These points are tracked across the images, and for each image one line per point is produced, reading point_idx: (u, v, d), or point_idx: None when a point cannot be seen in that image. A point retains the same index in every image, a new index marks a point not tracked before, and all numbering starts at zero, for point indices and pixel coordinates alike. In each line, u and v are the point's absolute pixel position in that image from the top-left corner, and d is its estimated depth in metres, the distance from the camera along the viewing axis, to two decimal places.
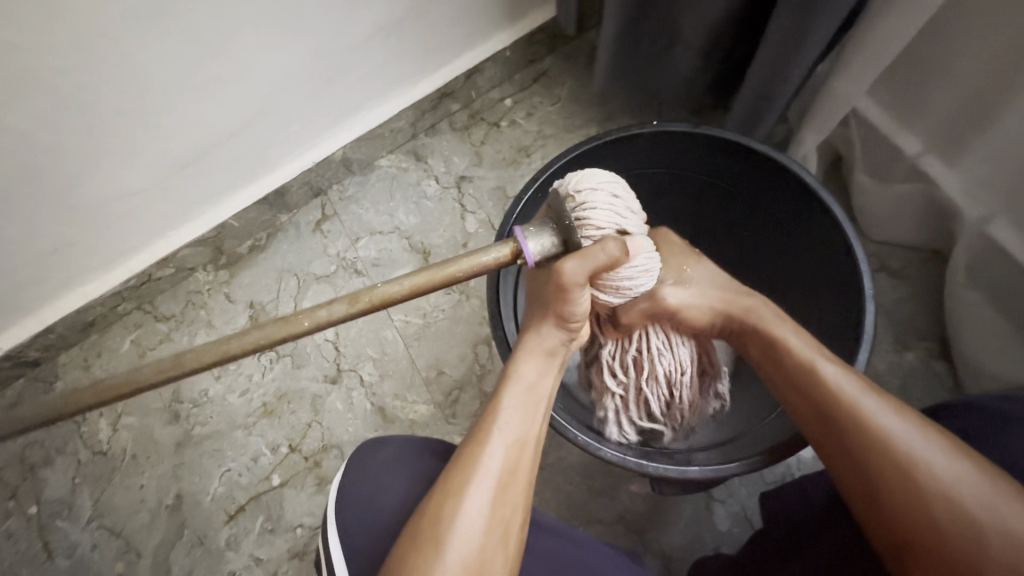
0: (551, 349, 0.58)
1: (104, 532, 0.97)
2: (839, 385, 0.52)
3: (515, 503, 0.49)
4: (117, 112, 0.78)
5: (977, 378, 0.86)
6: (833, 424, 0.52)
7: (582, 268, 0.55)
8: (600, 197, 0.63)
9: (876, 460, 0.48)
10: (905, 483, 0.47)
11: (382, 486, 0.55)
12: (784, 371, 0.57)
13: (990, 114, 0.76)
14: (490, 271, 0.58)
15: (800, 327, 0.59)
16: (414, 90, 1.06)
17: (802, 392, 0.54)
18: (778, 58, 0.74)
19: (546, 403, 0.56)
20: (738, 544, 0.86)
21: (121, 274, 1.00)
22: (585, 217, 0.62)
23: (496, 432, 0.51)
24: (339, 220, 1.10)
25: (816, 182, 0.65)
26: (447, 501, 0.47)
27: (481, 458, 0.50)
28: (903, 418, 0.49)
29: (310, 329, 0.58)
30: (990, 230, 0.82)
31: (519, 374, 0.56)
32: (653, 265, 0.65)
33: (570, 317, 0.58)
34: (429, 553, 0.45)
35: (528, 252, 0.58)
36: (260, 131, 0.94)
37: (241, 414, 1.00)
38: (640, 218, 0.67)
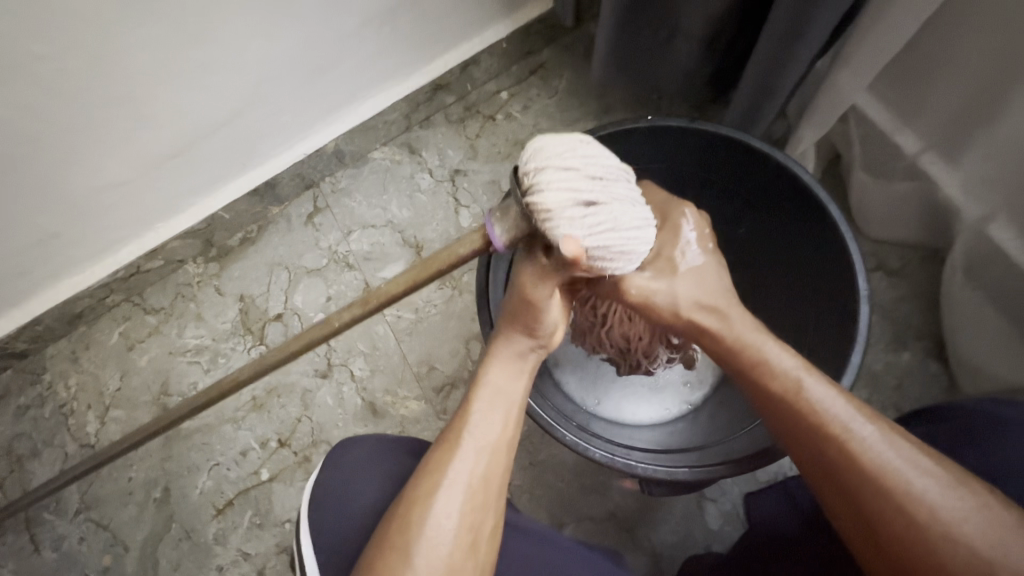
0: (520, 356, 0.56)
1: (91, 525, 0.96)
2: (827, 408, 0.50)
3: (486, 509, 0.48)
4: (106, 103, 0.76)
5: (972, 379, 0.85)
6: (821, 451, 0.49)
7: (541, 280, 0.54)
8: (553, 178, 0.51)
9: (866, 490, 0.47)
10: (899, 516, 0.45)
11: (351, 487, 0.55)
12: (768, 393, 0.53)
13: (993, 113, 0.75)
14: (466, 262, 0.56)
15: (784, 344, 0.55)
16: (408, 81, 1.05)
17: (789, 419, 0.52)
18: (777, 51, 0.73)
19: (518, 405, 0.54)
20: (728, 543, 0.86)
21: (110, 265, 0.99)
22: (537, 206, 0.51)
23: (466, 438, 0.50)
24: (332, 212, 1.09)
25: (812, 179, 0.64)
26: (415, 508, 0.47)
27: (450, 466, 0.48)
28: (897, 442, 0.48)
29: (340, 331, 0.62)
30: (989, 229, 0.81)
31: (489, 379, 0.54)
32: (635, 242, 0.55)
33: (538, 327, 0.56)
34: (397, 562, 0.45)
35: (494, 241, 0.53)
36: (249, 121, 0.92)
37: (230, 408, 0.98)
38: (613, 183, 0.54)
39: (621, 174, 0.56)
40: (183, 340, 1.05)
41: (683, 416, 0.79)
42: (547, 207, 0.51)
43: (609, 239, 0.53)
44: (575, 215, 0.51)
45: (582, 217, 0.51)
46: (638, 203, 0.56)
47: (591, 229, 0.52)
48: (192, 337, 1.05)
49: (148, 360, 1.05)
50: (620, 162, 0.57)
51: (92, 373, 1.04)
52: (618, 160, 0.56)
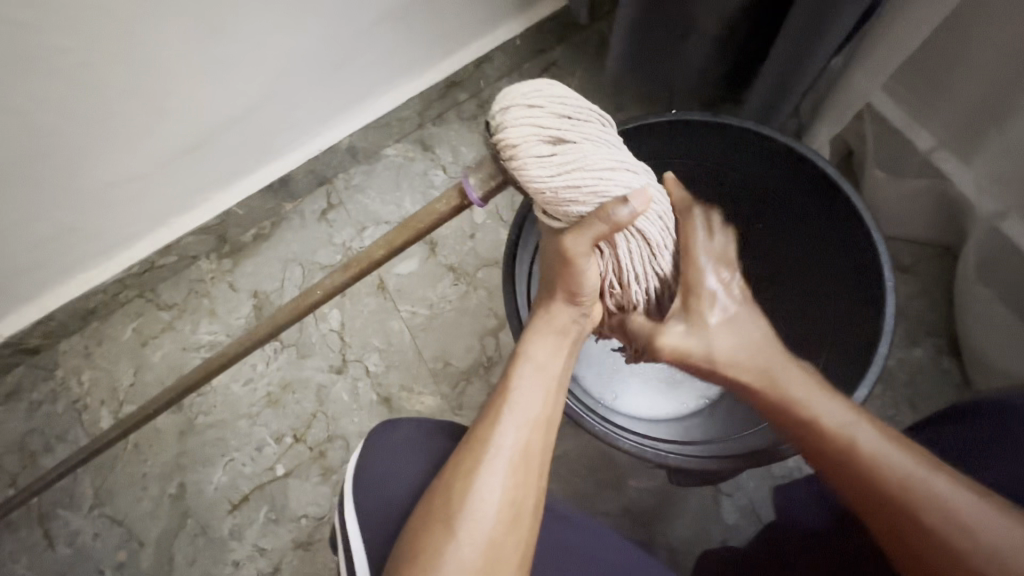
0: (561, 328, 0.57)
1: (106, 521, 0.96)
2: (875, 451, 0.50)
3: (527, 486, 0.50)
4: (126, 98, 0.77)
5: (986, 374, 0.86)
6: (879, 504, 0.49)
7: (582, 241, 0.53)
8: (515, 115, 0.53)
9: (923, 535, 0.47)
10: (958, 562, 0.45)
11: (392, 473, 0.56)
12: (810, 440, 0.53)
13: (1008, 110, 0.75)
14: (448, 218, 0.60)
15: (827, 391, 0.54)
16: (422, 79, 1.05)
17: (843, 473, 0.51)
18: (796, 48, 0.73)
19: (558, 383, 0.55)
20: (745, 538, 0.86)
21: (124, 261, 0.99)
22: (501, 144, 0.54)
23: (506, 414, 0.51)
24: (345, 209, 1.09)
25: (836, 171, 0.65)
26: (458, 481, 0.49)
27: (492, 441, 0.50)
28: (949, 479, 0.47)
29: (324, 298, 0.68)
30: (1003, 225, 0.81)
31: (529, 355, 0.55)
32: (610, 187, 0.54)
33: (578, 294, 0.57)
34: (441, 533, 0.47)
35: (469, 190, 0.57)
36: (266, 116, 0.92)
37: (245, 403, 0.99)
38: (585, 121, 0.54)
39: (596, 117, 0.55)
40: (197, 336, 1.05)
41: (702, 411, 0.79)
42: (512, 145, 0.53)
43: (577, 180, 0.53)
44: (537, 152, 0.53)
45: (545, 157, 0.53)
46: (613, 146, 0.56)
47: (554, 167, 0.53)
48: (206, 333, 1.05)
49: (161, 355, 1.05)
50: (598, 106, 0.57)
51: (105, 369, 1.04)
52: (594, 103, 0.56)
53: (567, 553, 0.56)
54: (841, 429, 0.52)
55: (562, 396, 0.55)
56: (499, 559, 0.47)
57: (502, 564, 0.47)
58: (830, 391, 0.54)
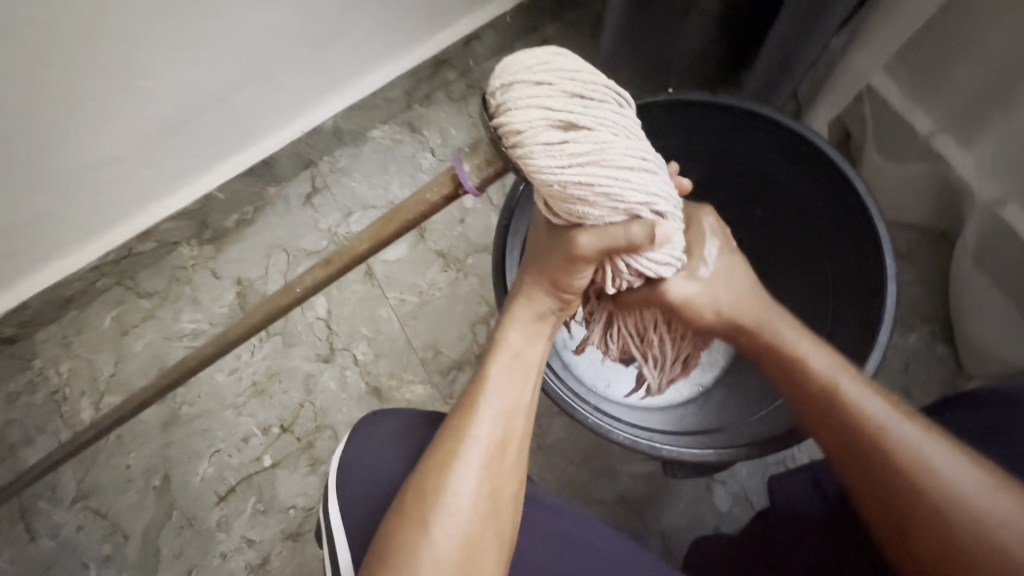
0: (542, 316, 0.55)
1: (89, 513, 0.94)
2: (884, 420, 0.49)
3: (505, 475, 0.49)
4: (97, 76, 0.73)
5: (980, 360, 0.86)
6: (858, 446, 0.49)
7: (597, 244, 0.50)
8: (520, 96, 0.47)
9: (916, 506, 0.46)
10: (937, 511, 0.45)
11: (378, 465, 0.54)
12: (806, 389, 0.53)
13: (1011, 94, 0.73)
14: (438, 208, 0.57)
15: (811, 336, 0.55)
16: (410, 57, 1.01)
17: (827, 412, 0.51)
18: (797, 24, 0.70)
19: (536, 370, 0.54)
20: (738, 524, 0.86)
21: (100, 247, 0.95)
22: (503, 128, 0.48)
23: (483, 406, 0.50)
24: (330, 193, 1.06)
25: (837, 154, 0.63)
26: (432, 473, 0.47)
27: (468, 432, 0.49)
28: (955, 453, 0.46)
29: (306, 294, 0.65)
30: (1002, 211, 0.80)
31: (507, 343, 0.54)
32: (627, 187, 0.48)
33: (566, 287, 0.54)
34: (414, 530, 0.45)
35: (464, 177, 0.54)
36: (247, 97, 0.88)
37: (230, 394, 0.96)
38: (598, 101, 0.48)
39: (612, 99, 0.49)
40: (179, 325, 1.02)
41: (695, 399, 0.78)
42: (516, 132, 0.47)
43: (589, 174, 0.47)
44: (545, 139, 0.46)
45: (554, 144, 0.47)
46: (629, 131, 0.49)
47: (565, 157, 0.47)
48: (188, 322, 1.02)
49: (143, 345, 1.02)
50: (615, 87, 0.50)
51: (85, 359, 1.01)
52: (610, 83, 0.50)
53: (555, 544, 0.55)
54: (854, 397, 0.50)
55: (538, 382, 0.54)
56: (477, 552, 0.46)
57: (480, 558, 0.46)
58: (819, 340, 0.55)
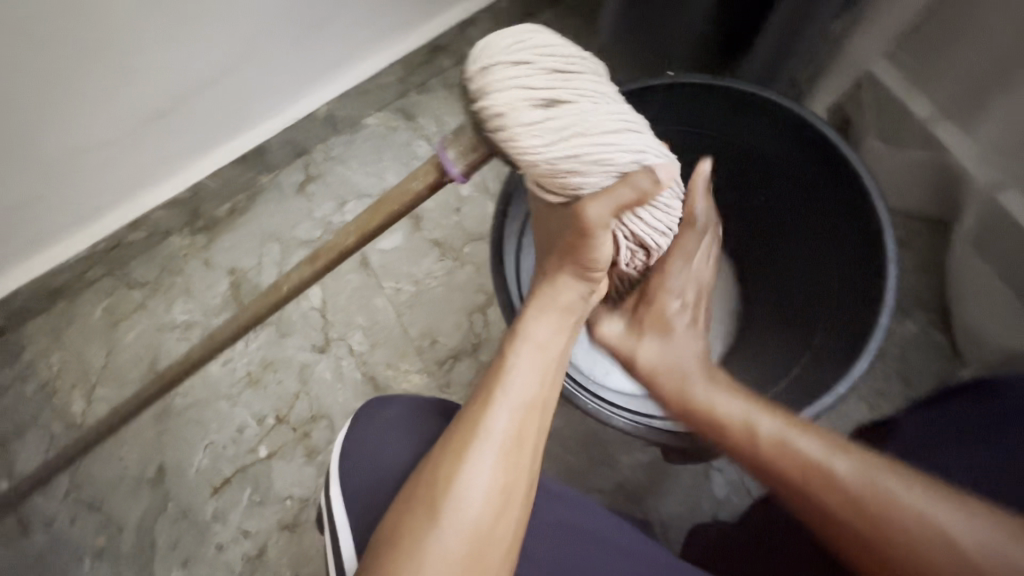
0: (568, 304, 0.53)
1: (83, 506, 0.93)
2: (809, 459, 0.49)
3: (519, 469, 0.48)
4: (77, 59, 0.71)
5: (976, 347, 0.86)
6: (797, 493, 0.49)
7: (608, 208, 0.47)
8: (496, 77, 0.46)
9: (864, 533, 0.46)
10: (886, 539, 0.45)
11: (382, 447, 0.54)
12: (734, 448, 0.53)
13: (1011, 77, 0.73)
14: (424, 197, 0.55)
15: (731, 387, 0.55)
16: (404, 42, 0.99)
17: (757, 467, 0.51)
18: (798, 7, 0.69)
19: (557, 364, 0.52)
20: (735, 511, 0.86)
21: (89, 237, 0.93)
22: (485, 112, 0.47)
23: (500, 398, 0.49)
24: (325, 181, 1.04)
25: (839, 137, 0.62)
26: (444, 463, 0.47)
27: (483, 425, 0.48)
28: (893, 479, 0.46)
29: (291, 292, 0.64)
30: (1001, 196, 0.80)
31: (529, 332, 0.52)
32: (614, 151, 0.48)
33: (591, 266, 0.52)
34: (422, 517, 0.45)
35: (452, 169, 0.52)
36: (238, 81, 0.86)
37: (225, 384, 0.95)
38: (575, 74, 0.47)
39: (585, 64, 0.48)
40: (172, 316, 1.01)
41: None
42: (498, 115, 0.46)
43: (575, 146, 0.47)
44: (527, 118, 0.46)
45: (537, 123, 0.46)
46: (611, 100, 0.49)
47: (550, 133, 0.46)
48: (181, 313, 1.01)
49: (135, 336, 1.00)
50: (585, 52, 0.50)
51: (76, 351, 1.00)
52: (580, 49, 0.49)
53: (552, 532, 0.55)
54: (776, 443, 0.50)
55: (558, 375, 0.53)
56: (485, 547, 0.46)
57: (489, 551, 0.46)
58: (734, 388, 0.55)
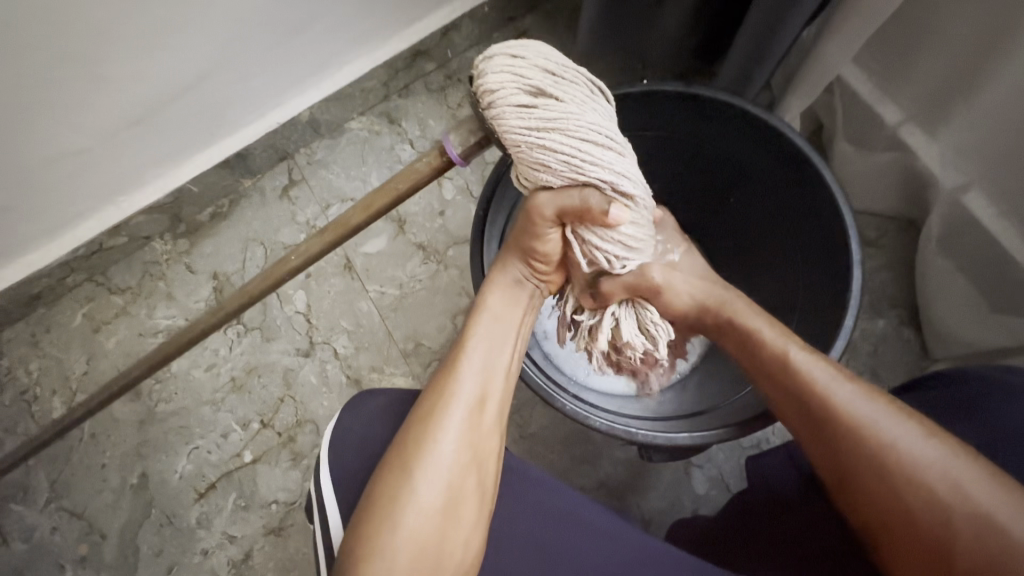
0: (513, 283, 0.59)
1: (64, 514, 0.92)
2: (824, 384, 0.51)
3: (483, 429, 0.51)
4: (53, 64, 0.70)
5: (944, 344, 0.89)
6: (809, 413, 0.52)
7: (552, 202, 0.54)
8: (498, 62, 0.52)
9: (862, 461, 0.48)
10: (883, 466, 0.47)
11: (370, 439, 0.54)
12: (761, 364, 0.56)
13: (973, 85, 0.76)
14: (427, 179, 0.59)
15: (774, 318, 0.58)
16: (386, 47, 1.00)
17: (778, 381, 0.54)
18: (768, 16, 0.71)
19: (513, 332, 0.57)
20: (715, 506, 0.88)
21: (69, 242, 0.92)
22: (480, 89, 0.53)
23: (463, 362, 0.53)
24: (308, 185, 1.05)
25: (806, 143, 0.64)
26: (416, 428, 0.49)
27: (451, 388, 0.51)
28: (902, 418, 0.48)
29: (300, 265, 0.64)
30: (965, 199, 0.83)
31: (486, 303, 0.57)
32: (586, 161, 0.52)
33: (534, 255, 0.58)
34: (397, 480, 0.47)
35: (450, 148, 0.57)
36: (218, 85, 0.86)
37: (208, 390, 0.95)
38: (570, 81, 0.52)
39: (587, 80, 0.53)
40: (154, 322, 1.00)
41: (674, 386, 0.78)
42: (491, 96, 0.52)
43: (552, 142, 0.51)
44: (514, 103, 0.51)
45: (524, 107, 0.51)
46: (598, 110, 0.53)
47: (533, 120, 0.51)
48: (163, 318, 1.00)
49: (116, 342, 1.00)
50: (591, 72, 0.54)
51: (55, 358, 0.99)
52: (586, 69, 0.54)
53: (533, 514, 0.56)
54: (803, 365, 0.53)
55: (519, 345, 0.58)
56: (459, 502, 0.48)
57: (462, 507, 0.48)
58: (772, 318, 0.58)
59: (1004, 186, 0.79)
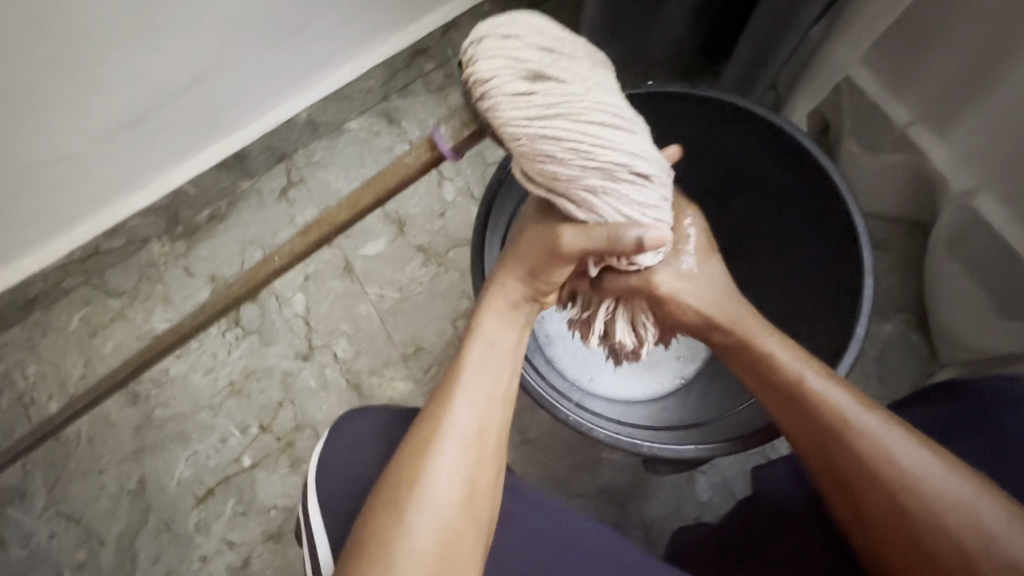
0: (514, 306, 0.57)
1: (62, 520, 0.91)
2: (846, 411, 0.50)
3: (481, 464, 0.49)
4: (43, 67, 0.69)
5: (952, 348, 0.88)
6: (828, 441, 0.50)
7: (581, 242, 0.53)
8: (489, 48, 0.50)
9: (883, 493, 0.47)
10: (906, 500, 0.46)
11: (358, 458, 0.53)
12: (777, 387, 0.54)
13: (984, 85, 0.74)
14: (415, 174, 0.61)
15: (788, 338, 0.56)
16: (385, 46, 0.98)
17: (796, 406, 0.52)
18: (776, 15, 0.69)
19: (510, 358, 0.54)
20: (718, 513, 0.87)
21: (64, 246, 0.91)
22: (473, 80, 0.50)
23: (457, 395, 0.50)
24: (306, 187, 1.03)
25: (815, 146, 0.62)
26: (413, 463, 0.47)
27: (446, 420, 0.49)
28: (922, 448, 0.47)
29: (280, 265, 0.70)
30: (975, 201, 0.81)
31: (481, 331, 0.54)
32: (596, 144, 0.50)
33: (542, 281, 0.57)
34: (389, 520, 0.45)
35: (443, 146, 0.58)
36: (213, 87, 0.85)
37: (206, 394, 0.94)
38: (568, 62, 0.50)
39: (586, 57, 0.52)
40: (151, 325, 0.99)
41: (675, 391, 0.77)
42: (486, 85, 0.50)
43: (556, 129, 0.49)
44: (512, 91, 0.49)
45: (522, 95, 0.49)
46: (601, 91, 0.51)
47: (532, 109, 0.49)
48: (160, 322, 0.99)
49: (113, 346, 0.99)
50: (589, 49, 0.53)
51: (52, 362, 0.98)
52: (584, 47, 0.52)
53: (531, 530, 0.55)
54: (818, 392, 0.52)
55: (517, 368, 0.55)
56: (454, 544, 0.46)
57: (458, 549, 0.46)
58: (788, 337, 0.56)
59: (1015, 188, 0.77)
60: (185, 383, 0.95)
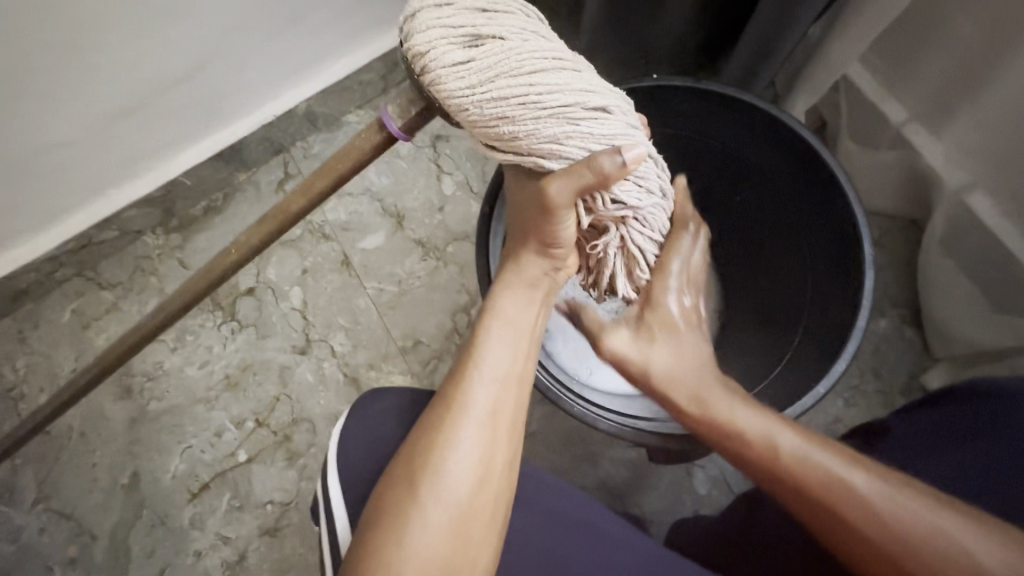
0: (532, 280, 0.56)
1: (52, 514, 0.90)
2: (826, 475, 0.49)
3: (497, 444, 0.49)
4: (39, 53, 0.68)
5: (945, 344, 0.89)
6: (811, 506, 0.49)
7: (569, 188, 0.49)
8: (422, 24, 0.50)
9: (876, 555, 0.46)
10: (897, 560, 0.46)
11: (380, 436, 0.54)
12: (749, 457, 0.53)
13: (979, 83, 0.76)
14: (371, 157, 0.57)
15: (754, 402, 0.55)
16: (385, 39, 0.98)
17: (772, 477, 0.51)
18: (777, 11, 0.70)
19: (529, 336, 0.54)
20: (716, 506, 0.88)
21: (56, 236, 0.89)
22: (414, 59, 0.50)
23: (476, 373, 0.50)
24: (304, 179, 1.03)
25: (818, 141, 0.63)
26: (429, 441, 0.48)
27: (464, 400, 0.49)
28: (912, 499, 0.46)
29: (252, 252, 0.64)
30: (970, 198, 0.82)
31: (500, 308, 0.54)
32: (543, 91, 0.49)
33: (551, 245, 0.55)
34: (405, 496, 0.46)
35: (392, 124, 0.54)
36: (211, 76, 0.84)
37: (202, 387, 0.93)
38: (501, 17, 0.50)
39: (519, 11, 0.51)
40: (145, 317, 0.98)
41: None
42: (426, 62, 0.49)
43: (498, 86, 0.48)
44: (449, 60, 0.49)
45: (460, 62, 0.49)
46: (539, 39, 0.50)
47: (471, 74, 0.48)
48: None
49: (106, 339, 0.97)
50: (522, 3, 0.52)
51: (43, 354, 0.96)
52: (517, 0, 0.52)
53: (541, 517, 0.55)
54: (792, 456, 0.51)
55: (535, 349, 0.55)
56: (470, 521, 0.46)
57: (474, 527, 0.46)
58: (750, 400, 0.56)
59: (1008, 185, 0.78)
60: (180, 376, 0.94)
